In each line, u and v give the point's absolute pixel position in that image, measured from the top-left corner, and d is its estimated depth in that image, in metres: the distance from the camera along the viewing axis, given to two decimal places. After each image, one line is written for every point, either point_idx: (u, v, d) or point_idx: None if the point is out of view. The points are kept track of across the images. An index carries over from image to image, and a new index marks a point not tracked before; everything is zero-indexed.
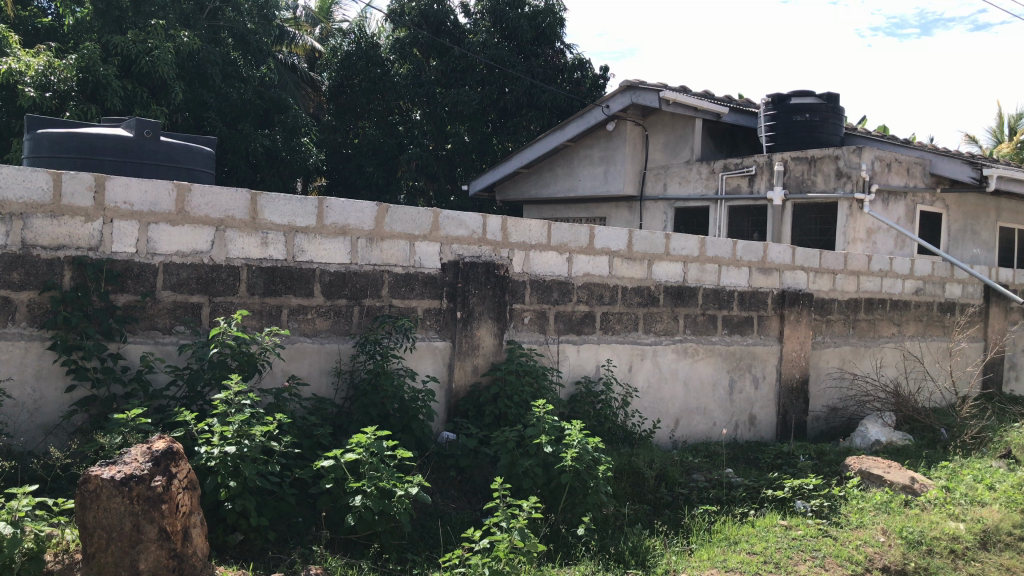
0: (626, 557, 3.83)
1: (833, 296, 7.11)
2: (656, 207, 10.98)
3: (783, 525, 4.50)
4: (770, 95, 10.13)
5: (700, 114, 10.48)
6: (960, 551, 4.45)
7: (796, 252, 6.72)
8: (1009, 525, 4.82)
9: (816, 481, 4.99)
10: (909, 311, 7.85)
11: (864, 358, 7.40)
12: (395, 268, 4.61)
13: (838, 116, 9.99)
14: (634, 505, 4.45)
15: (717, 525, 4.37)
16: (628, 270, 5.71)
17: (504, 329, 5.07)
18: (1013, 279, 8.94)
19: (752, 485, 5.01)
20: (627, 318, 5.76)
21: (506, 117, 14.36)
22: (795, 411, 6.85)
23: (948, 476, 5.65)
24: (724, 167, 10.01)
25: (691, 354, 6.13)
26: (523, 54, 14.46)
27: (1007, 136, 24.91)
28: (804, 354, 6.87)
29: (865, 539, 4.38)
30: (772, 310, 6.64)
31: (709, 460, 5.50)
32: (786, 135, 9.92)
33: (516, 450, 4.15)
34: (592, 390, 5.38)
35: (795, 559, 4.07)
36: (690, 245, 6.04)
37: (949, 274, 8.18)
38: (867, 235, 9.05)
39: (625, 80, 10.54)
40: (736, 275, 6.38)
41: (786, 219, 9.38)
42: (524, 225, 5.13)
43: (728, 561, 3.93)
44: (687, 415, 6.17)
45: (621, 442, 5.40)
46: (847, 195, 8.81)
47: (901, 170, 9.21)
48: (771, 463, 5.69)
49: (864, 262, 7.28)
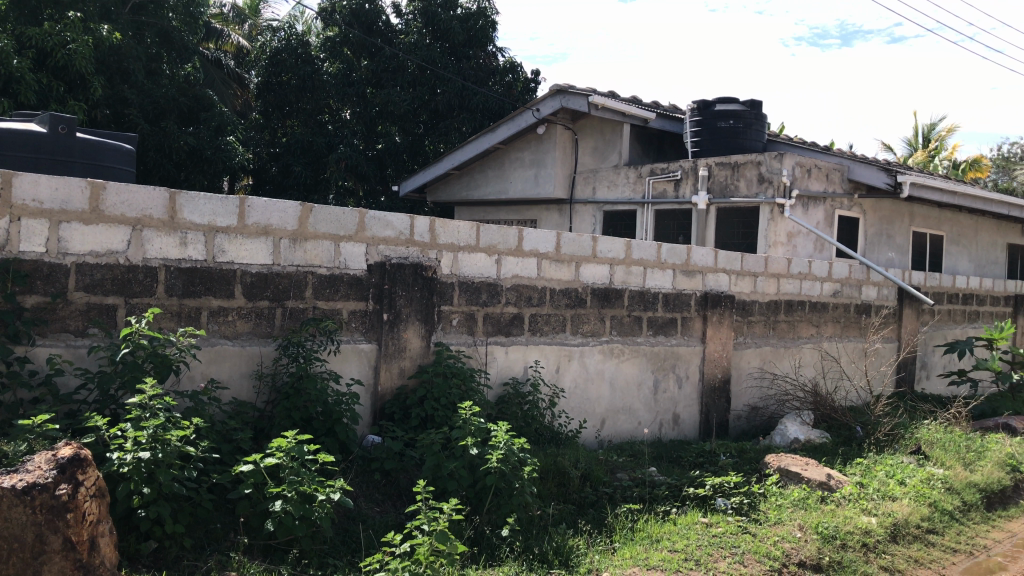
0: (550, 557, 3.86)
1: (754, 298, 7.28)
2: (585, 210, 11.09)
3: (704, 522, 4.58)
4: (696, 101, 10.34)
5: (628, 119, 10.63)
6: (871, 545, 4.66)
7: (718, 254, 6.86)
8: (917, 518, 5.14)
9: (737, 479, 5.10)
10: (827, 312, 8.08)
11: (783, 358, 7.60)
12: (319, 268, 4.55)
13: (760, 123, 10.25)
14: (559, 505, 4.48)
15: (640, 524, 4.42)
16: (556, 272, 5.75)
17: (432, 331, 5.04)
18: (925, 282, 9.28)
19: (674, 483, 5.08)
20: (555, 319, 5.79)
21: (437, 118, 14.33)
22: (717, 410, 6.99)
23: (861, 472, 5.85)
24: (651, 171, 10.18)
25: (617, 355, 6.21)
26: (455, 56, 14.45)
27: (921, 144, 25.89)
28: (726, 354, 7.01)
29: (783, 534, 4.49)
30: (695, 311, 6.76)
31: (633, 460, 5.57)
32: (711, 141, 10.14)
33: (442, 452, 4.13)
34: (520, 391, 5.40)
35: (716, 556, 4.14)
36: (617, 248, 6.12)
37: (865, 277, 8.46)
38: (788, 239, 9.26)
39: (555, 84, 10.61)
40: (661, 277, 6.48)
41: (710, 223, 9.59)
42: (452, 226, 5.12)
43: (650, 560, 3.99)
44: (613, 415, 6.24)
45: (547, 443, 5.44)
46: (768, 200, 9.03)
47: (821, 175, 9.48)
48: (693, 461, 5.79)
49: (784, 265, 7.48)
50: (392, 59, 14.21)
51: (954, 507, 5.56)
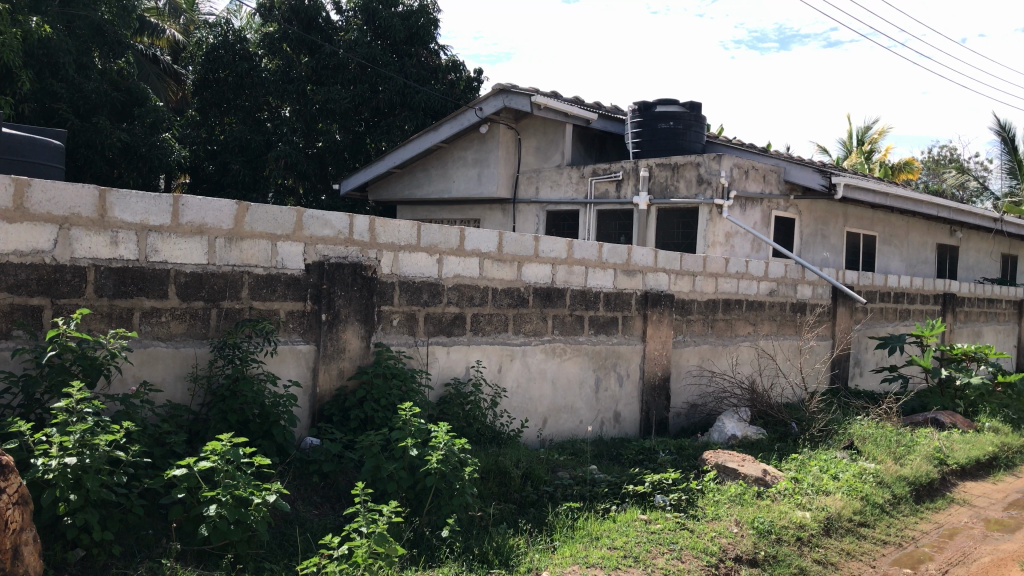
0: (489, 557, 3.85)
1: (693, 297, 7.38)
2: (528, 210, 11.13)
3: (643, 519, 4.63)
4: (637, 102, 10.45)
5: (570, 119, 10.69)
6: (805, 538, 4.77)
7: (658, 254, 6.94)
8: (850, 512, 5.27)
9: (676, 475, 5.17)
10: (764, 311, 8.24)
11: (722, 356, 7.72)
12: (256, 268, 4.48)
13: (699, 124, 10.40)
14: (499, 504, 4.47)
15: (580, 522, 4.45)
16: (498, 271, 5.75)
17: (372, 331, 5.00)
18: (858, 281, 9.51)
19: (614, 481, 5.11)
20: (497, 319, 5.79)
21: (379, 116, 14.28)
22: (657, 408, 7.06)
23: (797, 467, 5.97)
24: (594, 172, 10.27)
25: (559, 354, 6.24)
26: (396, 53, 14.37)
27: (854, 145, 26.57)
28: (666, 352, 7.10)
29: (720, 530, 4.56)
30: (635, 310, 6.83)
31: (574, 458, 5.60)
32: (651, 142, 10.26)
33: (381, 454, 4.10)
34: (462, 391, 5.39)
35: (654, 553, 4.19)
36: (559, 248, 6.14)
37: (800, 276, 8.64)
38: (726, 239, 9.38)
39: (498, 84, 10.61)
40: (602, 276, 6.53)
41: (651, 224, 9.71)
42: (392, 226, 5.08)
43: (590, 557, 4.01)
44: (554, 414, 6.26)
45: (489, 443, 5.44)
46: (707, 201, 9.17)
47: (758, 176, 9.66)
48: (633, 458, 5.85)
49: (722, 264, 7.59)
50: (331, 57, 13.99)
51: (885, 500, 5.71)
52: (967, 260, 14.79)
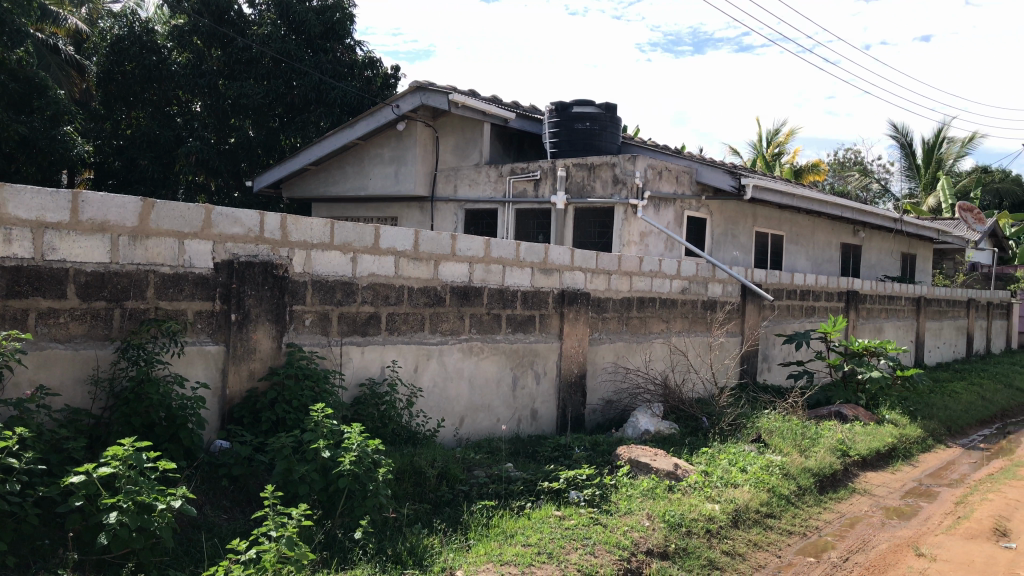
0: (403, 557, 3.84)
1: (609, 295, 7.48)
2: (446, 208, 11.10)
3: (557, 515, 4.66)
4: (554, 102, 10.52)
5: (487, 118, 10.71)
6: (713, 530, 4.89)
7: (574, 253, 7.02)
8: (756, 504, 5.43)
9: (590, 471, 5.24)
10: (676, 309, 8.41)
11: (636, 353, 7.85)
12: (162, 267, 4.34)
13: (615, 125, 10.56)
14: (413, 505, 4.45)
15: (494, 520, 4.46)
16: (414, 270, 5.72)
17: (284, 331, 4.90)
18: (767, 279, 9.79)
19: (529, 478, 5.14)
20: (413, 318, 5.75)
21: (293, 112, 14.05)
22: (573, 405, 7.12)
23: (707, 461, 6.11)
24: (511, 171, 10.32)
25: (476, 353, 6.25)
26: (311, 48, 14.17)
27: (764, 146, 27.39)
28: (582, 350, 7.17)
29: (632, 524, 4.63)
30: (552, 308, 6.88)
31: (490, 456, 5.60)
32: (568, 142, 10.37)
33: (293, 456, 4.02)
34: (377, 392, 5.34)
35: (568, 549, 4.23)
36: (476, 246, 6.14)
37: (711, 274, 8.85)
38: (640, 239, 9.55)
39: (415, 81, 10.55)
40: (520, 275, 6.56)
41: (568, 223, 9.82)
42: (305, 223, 5.00)
43: (504, 555, 4.03)
44: (471, 413, 6.26)
45: (405, 443, 5.40)
46: (622, 201, 9.30)
47: (671, 177, 9.85)
48: (548, 455, 5.89)
49: (636, 263, 7.71)
50: (244, 51, 13.70)
51: (790, 491, 5.91)
52: (869, 259, 15.39)
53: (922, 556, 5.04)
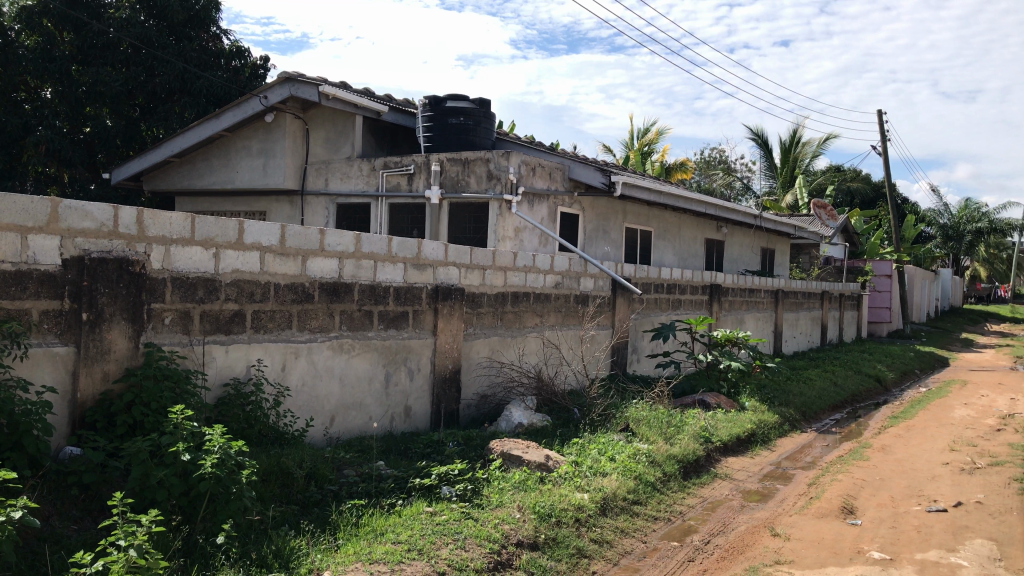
0: (268, 560, 3.74)
1: (483, 290, 7.50)
2: (318, 202, 10.89)
3: (428, 511, 4.64)
4: (427, 96, 10.47)
5: (360, 111, 10.56)
6: (582, 519, 5.00)
7: (447, 248, 7.01)
8: (624, 491, 5.58)
9: (461, 466, 5.24)
10: (550, 303, 8.52)
11: (510, 347, 7.88)
12: (1, 264, 4.07)
13: (489, 121, 10.60)
14: (280, 506, 4.34)
15: (364, 519, 4.40)
16: (280, 266, 5.57)
17: (141, 330, 4.66)
18: (635, 274, 10.05)
19: (400, 475, 5.09)
20: (280, 316, 5.60)
21: (155, 101, 13.56)
22: (448, 401, 7.09)
23: (577, 451, 6.22)
24: (384, 165, 10.23)
25: (346, 351, 6.14)
26: (174, 35, 13.70)
27: (634, 143, 28.24)
28: (456, 345, 7.15)
29: (503, 517, 4.67)
30: (426, 303, 6.83)
31: (361, 455, 5.52)
32: (441, 137, 10.35)
33: (149, 460, 3.83)
34: (242, 392, 5.18)
35: (438, 544, 4.22)
36: (345, 241, 6.05)
37: (583, 269, 9.02)
38: (515, 234, 9.64)
39: (284, 72, 10.26)
40: (392, 270, 6.50)
41: (443, 218, 9.83)
42: (163, 218, 4.78)
43: (373, 553, 3.99)
44: (342, 411, 6.14)
45: (272, 444, 5.25)
46: (496, 196, 9.37)
47: (544, 173, 9.97)
48: (421, 452, 5.86)
49: (510, 258, 7.78)
50: (100, 35, 13.00)
51: (656, 478, 6.10)
52: (732, 254, 16.06)
53: (777, 536, 5.31)
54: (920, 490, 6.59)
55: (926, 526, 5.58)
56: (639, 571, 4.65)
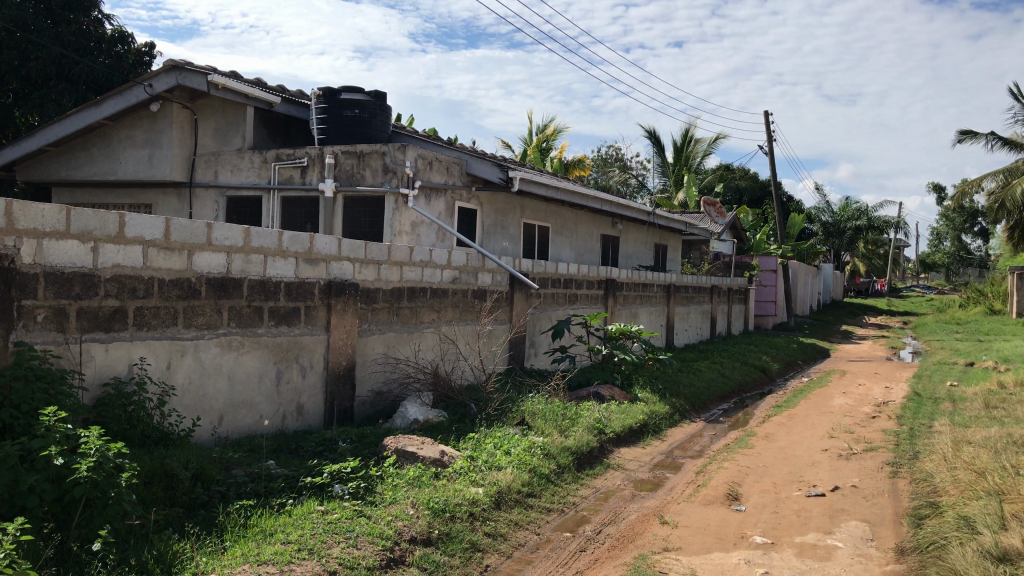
0: (149, 565, 3.60)
1: (378, 285, 7.42)
2: (207, 195, 10.57)
3: (320, 510, 4.56)
4: (321, 88, 10.31)
5: (252, 101, 10.38)
6: (476, 513, 5.02)
7: (340, 242, 6.91)
8: (518, 485, 5.63)
9: (354, 464, 5.18)
10: (447, 298, 8.49)
11: (406, 343, 7.81)
12: None
13: (385, 114, 10.49)
14: (162, 509, 4.18)
15: (252, 519, 4.30)
16: (165, 261, 5.37)
17: (10, 329, 4.41)
18: (532, 269, 10.13)
19: (291, 474, 4.99)
20: (164, 312, 5.40)
21: (29, 87, 12.85)
22: (341, 399, 6.96)
23: (473, 446, 6.23)
24: (277, 157, 10.03)
25: (235, 348, 5.97)
26: (51, 18, 12.86)
27: (531, 139, 28.50)
28: (350, 342, 7.04)
29: (396, 513, 4.64)
30: (318, 299, 6.71)
31: (251, 455, 5.37)
32: (336, 129, 10.19)
33: (19, 465, 3.63)
34: (123, 391, 4.97)
35: (330, 543, 4.16)
36: (234, 235, 5.88)
37: (480, 264, 9.03)
38: (412, 229, 9.59)
39: (170, 59, 9.87)
40: (283, 265, 6.36)
41: (337, 211, 9.73)
42: (35, 210, 4.53)
43: (262, 554, 3.89)
44: (232, 410, 5.97)
45: (155, 445, 5.06)
46: (392, 190, 9.34)
47: (441, 168, 9.93)
48: (313, 449, 5.77)
49: (406, 253, 7.73)
50: None
51: (550, 470, 6.18)
52: (626, 249, 16.39)
53: (666, 523, 5.45)
54: (801, 476, 6.89)
55: (805, 510, 5.84)
56: (533, 563, 4.70)
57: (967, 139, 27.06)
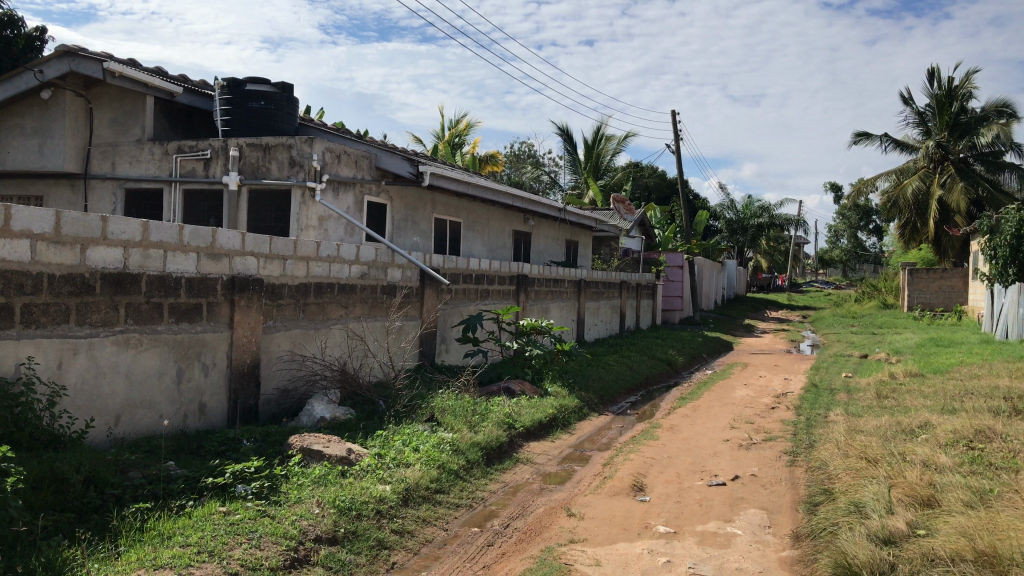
0: (37, 573, 3.44)
1: (283, 281, 7.27)
2: (104, 187, 10.20)
3: (221, 511, 4.45)
4: (224, 79, 10.06)
5: (151, 91, 9.99)
6: (383, 511, 4.99)
7: (244, 237, 6.75)
8: (426, 481, 5.61)
9: (257, 463, 5.08)
10: (355, 294, 8.38)
11: (312, 340, 7.68)
12: None
13: (291, 107, 10.29)
14: (52, 515, 4.00)
15: (150, 522, 4.17)
16: (56, 255, 5.15)
17: None
18: (443, 265, 10.10)
19: (191, 475, 4.84)
20: (55, 309, 5.18)
21: None
22: (245, 397, 6.79)
23: (381, 443, 6.17)
24: (178, 149, 9.72)
25: (132, 346, 5.77)
26: None
27: (443, 134, 28.45)
28: (255, 339, 6.88)
29: (301, 513, 4.57)
30: (221, 295, 6.53)
31: (148, 456, 5.19)
32: (240, 121, 9.95)
33: None
34: (10, 392, 4.74)
35: (231, 544, 4.06)
36: (131, 229, 5.68)
37: (390, 260, 8.94)
38: (319, 223, 9.45)
39: (62, 45, 9.40)
40: (183, 260, 6.18)
41: (242, 205, 9.51)
42: None
43: (159, 558, 3.78)
44: (129, 410, 5.76)
45: (45, 447, 4.84)
46: (299, 183, 9.18)
47: (350, 161, 9.81)
48: (215, 450, 5.62)
49: (312, 248, 7.61)
50: None
51: (459, 466, 6.18)
52: (538, 245, 16.51)
53: (573, 516, 5.52)
54: (703, 466, 7.08)
55: (707, 499, 6.00)
56: (440, 559, 4.69)
57: (862, 140, 28.24)
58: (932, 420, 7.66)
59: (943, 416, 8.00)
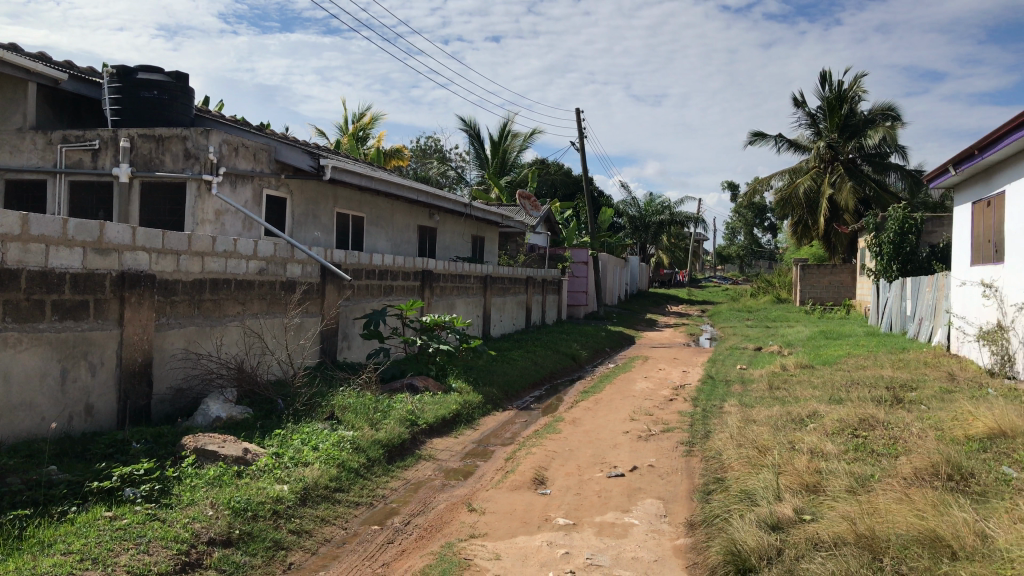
0: None
1: (177, 277, 7.03)
2: None
3: (107, 516, 4.28)
4: (114, 66, 9.67)
5: (33, 78, 9.50)
6: (280, 511, 4.90)
7: (135, 231, 6.50)
8: (326, 480, 5.53)
9: (147, 466, 4.90)
10: (253, 291, 8.17)
11: (208, 338, 7.46)
12: None
13: (187, 97, 9.95)
14: None
15: (29, 531, 3.97)
16: None
17: None
18: (345, 260, 9.96)
19: (74, 479, 4.63)
20: None
21: None
22: (136, 397, 6.54)
23: (278, 442, 6.04)
24: (63, 138, 9.29)
25: (11, 345, 5.48)
26: None
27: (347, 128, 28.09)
28: (146, 337, 6.63)
29: (193, 515, 4.44)
30: (109, 292, 6.26)
31: (28, 460, 4.95)
32: (131, 111, 9.58)
33: None
34: None
35: (117, 551, 3.92)
36: (9, 222, 5.39)
37: (289, 255, 8.77)
38: (215, 217, 9.17)
39: None
40: (67, 255, 5.91)
41: (134, 198, 9.16)
42: None
43: (38, 567, 3.61)
44: (7, 413, 5.47)
45: None
46: (194, 176, 8.90)
47: (248, 154, 9.58)
48: (102, 452, 5.40)
49: (208, 243, 7.40)
50: None
51: (358, 464, 6.11)
52: (444, 241, 16.46)
53: (474, 511, 5.53)
54: (603, 458, 7.21)
55: (605, 491, 6.11)
56: (338, 558, 4.63)
57: (756, 141, 29.22)
58: (819, 410, 8.00)
59: (830, 405, 8.36)
